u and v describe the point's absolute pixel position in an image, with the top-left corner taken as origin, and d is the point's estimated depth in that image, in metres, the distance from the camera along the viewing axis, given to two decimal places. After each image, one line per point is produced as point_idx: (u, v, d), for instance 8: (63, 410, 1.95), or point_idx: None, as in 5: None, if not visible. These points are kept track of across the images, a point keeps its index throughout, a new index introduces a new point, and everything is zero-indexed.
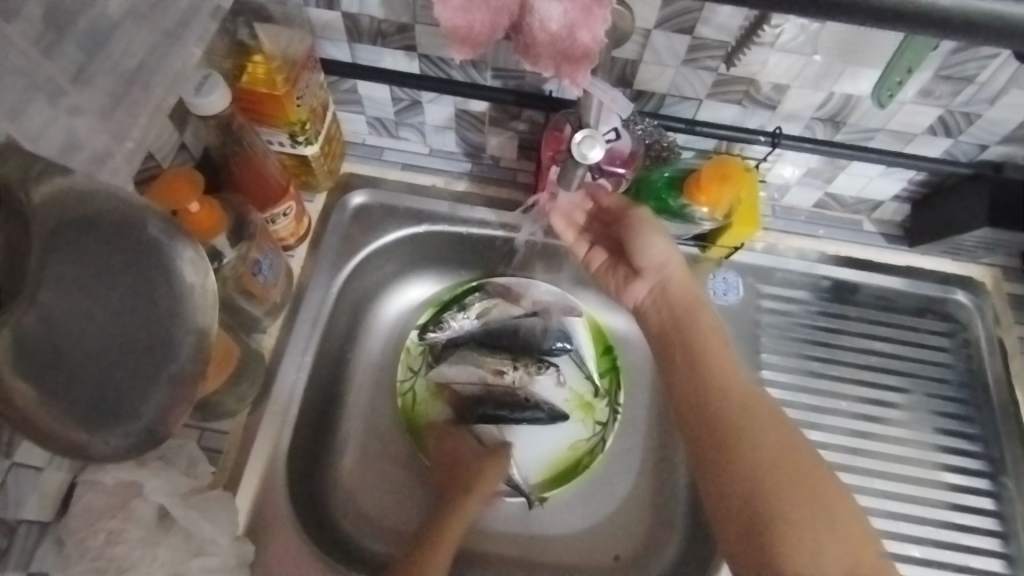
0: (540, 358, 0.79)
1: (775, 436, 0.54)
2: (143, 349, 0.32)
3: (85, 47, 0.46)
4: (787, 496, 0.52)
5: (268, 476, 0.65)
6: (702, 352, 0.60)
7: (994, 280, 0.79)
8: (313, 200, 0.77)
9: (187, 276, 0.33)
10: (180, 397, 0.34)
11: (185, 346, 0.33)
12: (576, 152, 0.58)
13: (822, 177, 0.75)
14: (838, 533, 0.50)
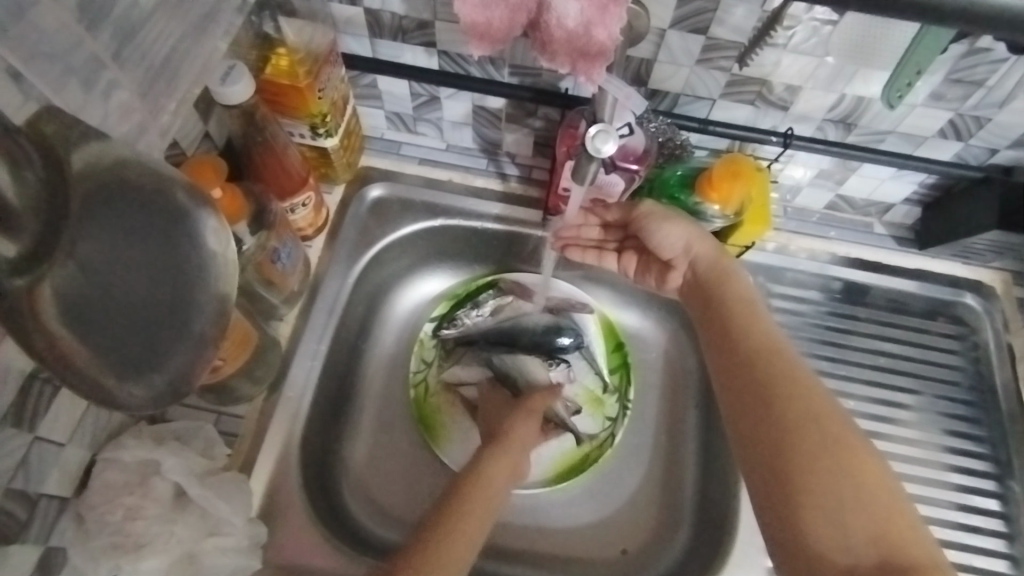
0: (553, 353, 0.80)
1: (818, 407, 0.53)
2: (168, 310, 0.31)
3: (118, 39, 0.48)
4: (817, 465, 0.51)
5: (282, 461, 0.67)
6: (738, 325, 0.60)
7: (1003, 284, 0.79)
8: (332, 192, 0.79)
9: (209, 242, 0.31)
10: (200, 359, 0.32)
11: (206, 309, 0.31)
12: (589, 146, 0.58)
13: (834, 179, 0.75)
14: (868, 503, 0.49)
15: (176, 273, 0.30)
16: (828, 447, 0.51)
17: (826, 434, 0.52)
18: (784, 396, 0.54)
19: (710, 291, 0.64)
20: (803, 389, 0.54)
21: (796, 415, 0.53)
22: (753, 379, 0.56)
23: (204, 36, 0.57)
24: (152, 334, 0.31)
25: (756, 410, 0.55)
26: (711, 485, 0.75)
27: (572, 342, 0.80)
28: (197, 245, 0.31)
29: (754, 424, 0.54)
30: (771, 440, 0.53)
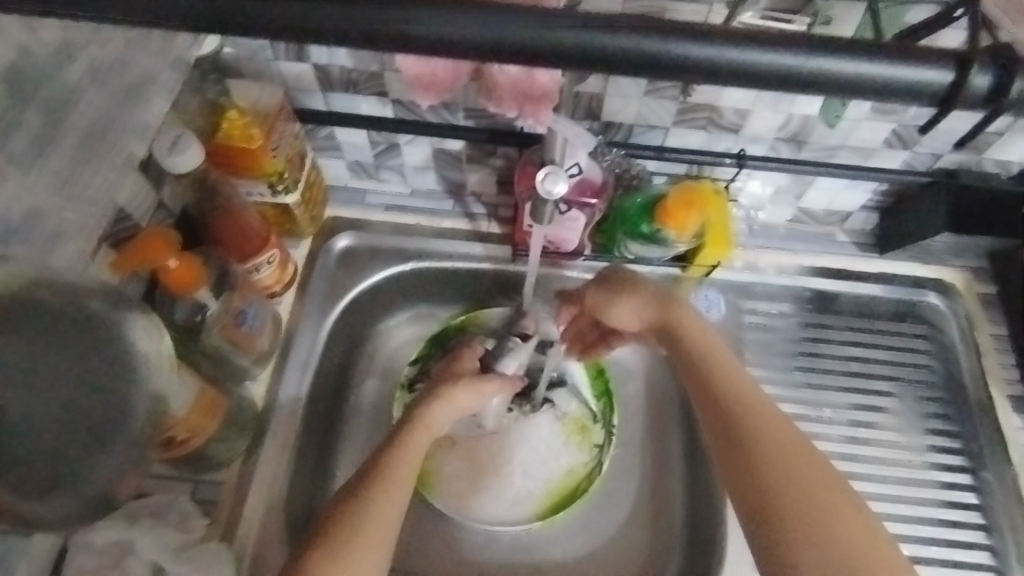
0: (534, 395, 0.80)
1: (796, 448, 0.57)
2: (102, 419, 0.42)
3: (47, 115, 0.52)
4: (807, 507, 0.54)
5: (265, 524, 0.66)
6: (712, 372, 0.62)
7: (965, 282, 0.81)
8: (298, 247, 0.78)
9: (142, 339, 0.45)
10: (130, 454, 0.43)
11: (138, 409, 0.43)
12: (541, 189, 0.60)
13: (792, 195, 0.77)
14: (856, 541, 0.53)
15: (117, 386, 0.43)
16: (810, 490, 0.55)
17: (806, 476, 0.55)
18: (764, 438, 0.57)
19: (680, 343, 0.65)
20: (777, 430, 0.58)
21: (778, 458, 0.56)
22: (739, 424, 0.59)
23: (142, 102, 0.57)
24: (65, 443, 0.41)
25: (741, 454, 0.57)
26: (700, 508, 0.75)
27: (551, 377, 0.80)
28: (128, 348, 0.44)
29: (746, 469, 0.57)
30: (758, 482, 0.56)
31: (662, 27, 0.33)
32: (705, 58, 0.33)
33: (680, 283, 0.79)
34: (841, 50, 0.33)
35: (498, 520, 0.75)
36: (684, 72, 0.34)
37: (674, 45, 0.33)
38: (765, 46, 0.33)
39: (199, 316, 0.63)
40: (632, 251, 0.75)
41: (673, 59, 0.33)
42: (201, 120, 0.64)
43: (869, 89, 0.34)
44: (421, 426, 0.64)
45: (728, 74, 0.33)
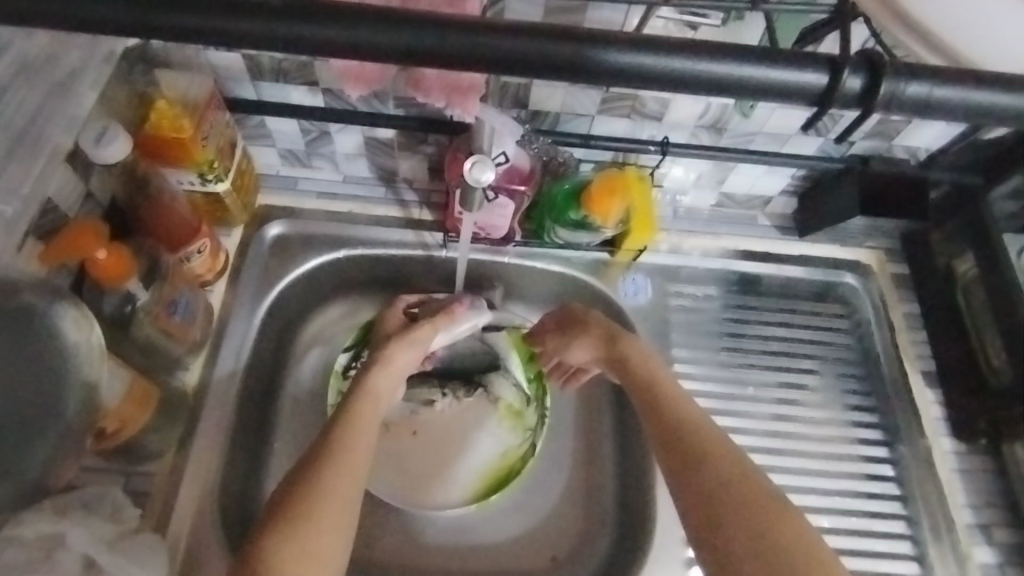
0: (469, 380, 0.83)
1: (702, 427, 0.63)
2: (43, 401, 0.48)
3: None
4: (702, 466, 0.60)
5: (201, 513, 0.66)
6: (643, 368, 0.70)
7: (879, 261, 0.85)
8: (230, 235, 0.78)
9: (72, 333, 0.50)
10: (66, 439, 0.49)
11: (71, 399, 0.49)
12: (469, 177, 0.61)
13: (714, 179, 0.80)
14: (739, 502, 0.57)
15: (54, 374, 0.48)
16: (733, 471, 0.59)
17: (729, 463, 0.60)
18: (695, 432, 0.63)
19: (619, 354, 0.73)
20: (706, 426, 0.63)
21: (704, 445, 0.61)
22: (670, 427, 0.64)
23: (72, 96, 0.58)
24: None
25: (674, 445, 0.63)
26: (631, 486, 0.78)
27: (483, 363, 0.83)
28: (57, 341, 0.49)
29: (664, 434, 0.64)
30: (694, 467, 0.61)
31: (535, 30, 0.40)
32: (574, 57, 0.40)
33: (609, 269, 0.82)
34: (696, 51, 0.41)
35: (436, 503, 0.77)
36: (558, 68, 0.40)
37: (553, 46, 0.40)
38: (637, 50, 0.40)
39: (129, 306, 0.62)
40: (560, 236, 0.77)
41: (539, 54, 0.40)
42: (128, 113, 0.65)
43: (762, 89, 0.41)
44: (368, 398, 0.67)
45: (591, 69, 0.40)
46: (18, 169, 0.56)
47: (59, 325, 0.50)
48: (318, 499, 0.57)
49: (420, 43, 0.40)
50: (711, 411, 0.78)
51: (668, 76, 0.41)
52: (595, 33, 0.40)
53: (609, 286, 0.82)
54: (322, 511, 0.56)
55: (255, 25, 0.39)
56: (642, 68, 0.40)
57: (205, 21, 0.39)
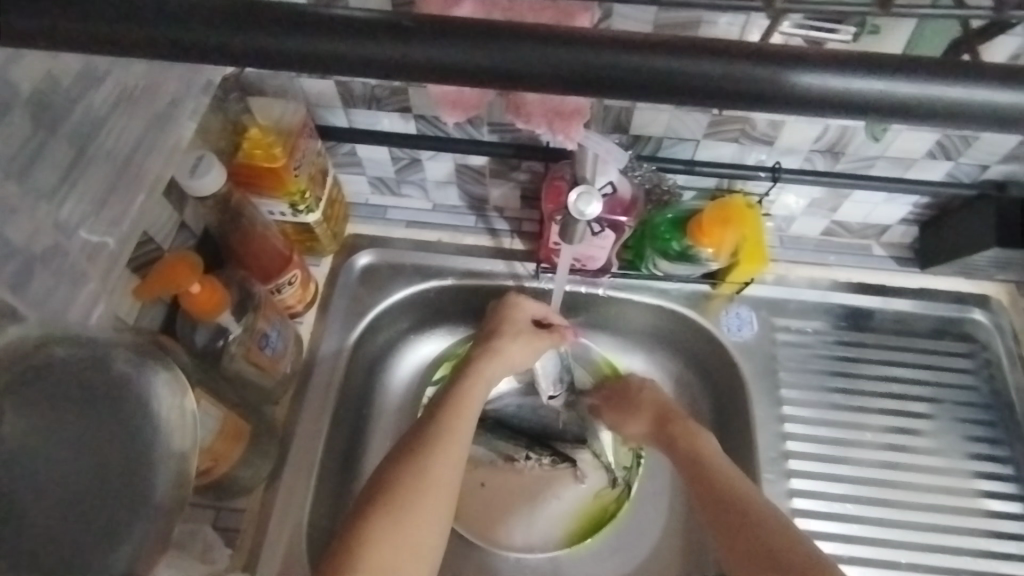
0: (555, 449, 0.77)
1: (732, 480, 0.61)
2: (128, 475, 0.38)
3: (76, 142, 0.49)
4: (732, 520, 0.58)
5: (289, 552, 0.64)
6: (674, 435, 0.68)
7: (1010, 296, 0.77)
8: (319, 264, 0.77)
9: (164, 397, 0.41)
10: (165, 526, 0.38)
11: (164, 472, 0.39)
12: (573, 209, 0.59)
13: (826, 207, 0.74)
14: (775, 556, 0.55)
15: (136, 449, 0.39)
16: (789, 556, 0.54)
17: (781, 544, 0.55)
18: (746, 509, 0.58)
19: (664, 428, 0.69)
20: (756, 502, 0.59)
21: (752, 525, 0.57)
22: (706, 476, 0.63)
23: (172, 126, 0.57)
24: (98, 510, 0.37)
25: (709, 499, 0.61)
26: None
27: (572, 432, 0.78)
28: (148, 409, 0.40)
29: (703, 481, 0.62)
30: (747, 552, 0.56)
31: (722, 50, 0.30)
32: (770, 84, 0.30)
33: (710, 302, 0.77)
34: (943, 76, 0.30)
35: (522, 543, 0.73)
36: (751, 97, 0.31)
37: (745, 74, 0.30)
38: (871, 74, 0.30)
39: (221, 340, 0.62)
40: (660, 267, 0.74)
41: (730, 82, 0.30)
42: (222, 141, 0.64)
43: (1011, 125, 0.31)
44: (464, 398, 0.63)
45: (794, 102, 0.31)
46: (121, 206, 0.53)
47: (149, 392, 0.41)
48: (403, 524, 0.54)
49: (574, 64, 0.31)
50: (825, 457, 0.72)
51: (894, 107, 0.30)
52: (805, 55, 0.30)
53: (712, 320, 0.77)
54: (414, 515, 0.54)
55: (375, 49, 0.31)
56: (840, 100, 0.30)
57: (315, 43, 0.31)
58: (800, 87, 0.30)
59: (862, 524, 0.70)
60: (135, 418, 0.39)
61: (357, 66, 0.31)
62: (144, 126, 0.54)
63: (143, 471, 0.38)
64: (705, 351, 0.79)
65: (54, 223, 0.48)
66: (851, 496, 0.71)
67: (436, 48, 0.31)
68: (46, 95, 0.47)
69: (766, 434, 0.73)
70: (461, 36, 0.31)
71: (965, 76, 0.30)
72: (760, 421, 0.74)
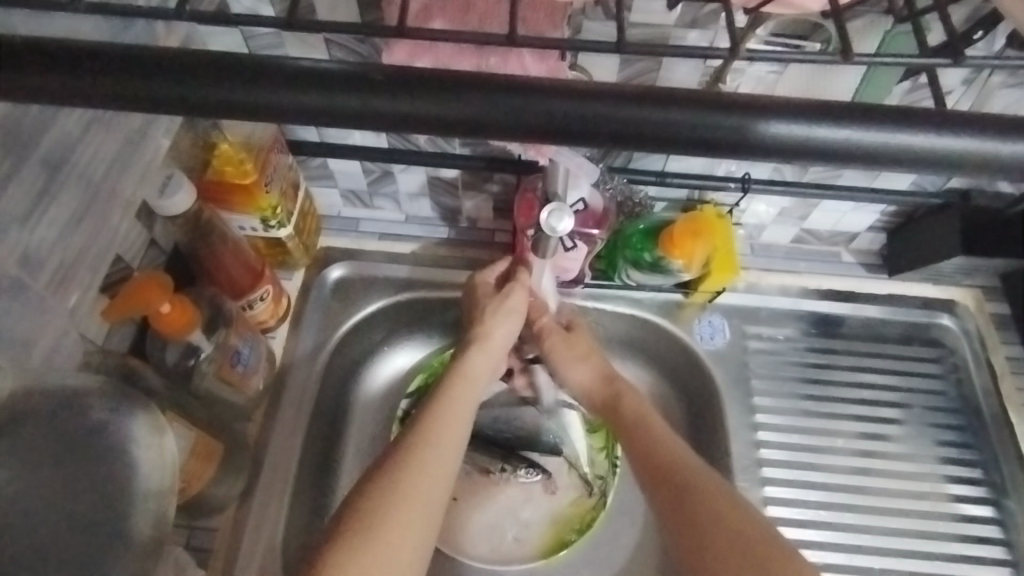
0: (531, 459, 0.77)
1: (676, 449, 0.60)
2: (102, 524, 0.40)
3: (48, 167, 0.48)
4: (677, 488, 0.57)
5: (265, 571, 0.64)
6: (620, 402, 0.67)
7: (976, 301, 0.79)
8: (291, 277, 0.76)
9: (137, 449, 0.42)
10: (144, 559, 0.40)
11: (139, 512, 0.41)
12: (545, 224, 0.60)
13: (796, 215, 0.75)
14: (724, 525, 0.53)
15: (112, 492, 0.40)
16: (743, 546, 0.52)
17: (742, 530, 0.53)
18: (700, 495, 0.55)
19: (608, 394, 0.68)
20: (715, 484, 0.56)
21: (697, 492, 0.56)
22: (647, 445, 0.62)
23: (146, 143, 0.57)
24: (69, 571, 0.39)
25: (652, 464, 0.60)
26: None
27: (548, 445, 0.78)
28: (129, 454, 0.42)
29: (645, 447, 0.61)
30: (688, 520, 0.55)
31: (682, 96, 0.31)
32: (721, 130, 0.30)
33: (683, 310, 0.78)
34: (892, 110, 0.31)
35: (501, 554, 0.73)
36: (712, 144, 0.31)
37: (705, 117, 0.30)
38: (829, 122, 0.31)
39: (191, 359, 0.61)
40: (633, 277, 0.75)
41: (694, 132, 0.31)
42: (192, 158, 0.63)
43: (972, 167, 0.31)
44: (460, 382, 0.64)
45: (750, 147, 0.31)
46: (96, 224, 0.53)
47: (126, 435, 0.43)
48: (385, 525, 0.50)
49: (538, 105, 0.30)
50: (799, 464, 0.73)
51: (864, 155, 0.31)
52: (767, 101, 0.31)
53: (685, 329, 0.78)
54: (394, 521, 0.51)
55: (348, 100, 0.31)
56: (803, 143, 0.31)
57: (288, 95, 0.31)
58: (760, 131, 0.31)
59: (835, 531, 0.71)
60: (108, 466, 0.41)
61: (329, 115, 0.31)
62: (119, 148, 0.54)
63: (115, 510, 0.40)
64: (680, 360, 0.79)
65: (23, 249, 0.48)
66: (824, 502, 0.72)
67: (409, 100, 0.31)
68: (17, 120, 0.46)
69: (740, 442, 0.74)
70: (432, 88, 0.31)
71: (926, 120, 0.31)
72: (734, 429, 0.74)
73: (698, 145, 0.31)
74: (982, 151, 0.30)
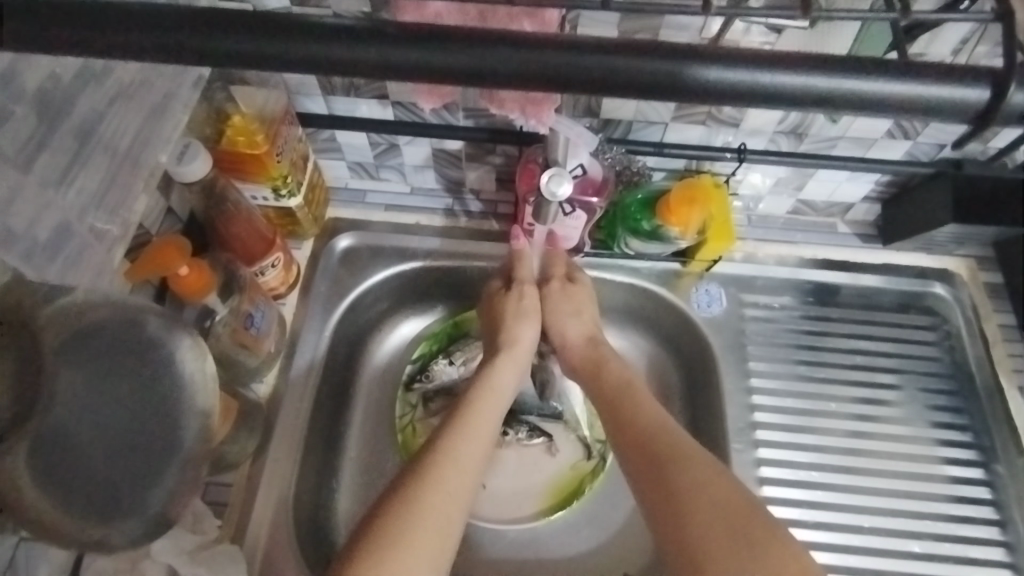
0: (531, 424, 0.79)
1: (651, 410, 0.64)
2: (156, 441, 0.39)
3: (80, 137, 0.51)
4: (652, 443, 0.60)
5: (278, 524, 0.67)
6: (602, 364, 0.71)
7: (969, 270, 0.81)
8: (301, 248, 0.79)
9: (187, 366, 0.41)
10: (187, 477, 0.41)
11: (191, 424, 0.40)
12: (545, 190, 0.63)
13: (792, 186, 0.77)
14: (696, 481, 0.56)
15: (166, 408, 0.40)
16: (715, 510, 0.54)
17: (719, 496, 0.54)
18: (676, 463, 0.58)
19: (593, 357, 0.72)
20: (691, 452, 0.58)
21: (669, 449, 0.59)
22: (624, 403, 0.66)
23: (167, 116, 0.59)
24: (133, 463, 0.39)
25: (625, 422, 0.64)
26: None
27: (548, 410, 0.80)
28: (175, 374, 0.40)
29: (620, 410, 0.65)
30: (659, 474, 0.58)
31: (657, 50, 0.33)
32: (691, 80, 0.33)
33: (680, 279, 0.80)
34: (866, 70, 0.33)
35: (504, 512, 0.76)
36: (676, 92, 0.34)
37: (666, 64, 0.33)
38: (801, 70, 0.33)
39: (207, 321, 0.64)
40: (631, 246, 0.77)
41: (668, 80, 0.33)
42: (206, 128, 0.65)
43: (927, 111, 0.34)
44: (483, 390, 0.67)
45: (723, 94, 0.33)
46: (121, 195, 0.56)
47: (176, 355, 0.40)
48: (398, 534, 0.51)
49: (530, 62, 0.33)
50: (793, 428, 0.76)
51: (835, 99, 0.33)
52: (725, 53, 0.33)
53: (684, 298, 0.80)
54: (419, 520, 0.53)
55: (372, 50, 0.33)
56: (780, 89, 0.33)
57: (296, 45, 0.33)
58: (716, 79, 0.33)
59: (825, 490, 0.73)
60: (166, 380, 0.40)
61: (343, 66, 0.34)
62: (144, 119, 0.57)
63: (169, 417, 0.40)
64: (678, 327, 0.82)
65: (67, 212, 0.51)
66: (816, 464, 0.74)
67: (403, 48, 0.33)
68: (49, 92, 0.48)
69: (735, 406, 0.76)
70: (429, 39, 0.33)
71: (898, 72, 0.33)
72: (728, 392, 0.77)
73: (677, 93, 0.34)
74: (942, 96, 0.33)
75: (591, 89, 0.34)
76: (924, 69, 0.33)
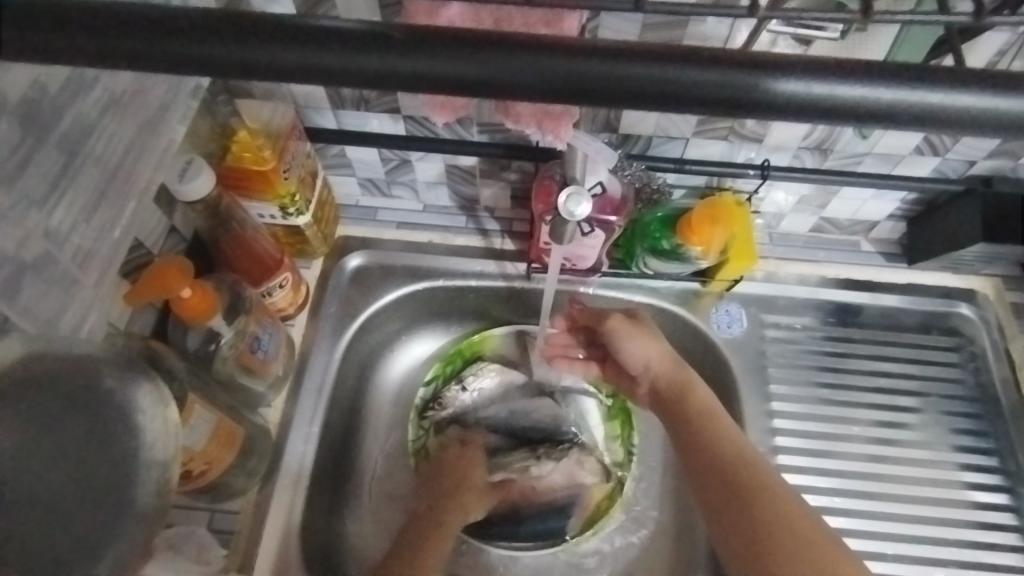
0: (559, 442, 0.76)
1: (739, 444, 0.61)
2: (109, 490, 0.40)
3: (65, 150, 0.49)
4: (737, 480, 0.59)
5: (283, 555, 0.64)
6: (685, 389, 0.67)
7: (995, 289, 0.78)
8: (310, 266, 0.76)
9: (144, 409, 0.42)
10: (148, 529, 0.41)
11: (145, 477, 0.41)
12: (563, 209, 0.60)
13: (815, 204, 0.74)
14: (785, 525, 0.55)
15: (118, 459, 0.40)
16: (805, 555, 0.54)
17: (803, 534, 0.55)
18: (760, 504, 0.57)
19: (674, 382, 0.67)
20: (779, 492, 0.58)
21: (755, 488, 0.58)
22: (707, 433, 0.63)
23: (162, 127, 0.57)
24: (86, 515, 0.40)
25: (707, 457, 0.62)
26: None
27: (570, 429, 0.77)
28: (133, 421, 0.42)
29: (703, 441, 0.63)
30: (741, 515, 0.58)
31: (699, 56, 0.31)
32: (729, 87, 0.31)
33: (700, 299, 0.78)
34: (913, 80, 0.31)
35: (520, 536, 0.73)
36: (714, 102, 0.31)
37: (704, 73, 0.31)
38: (846, 78, 0.31)
39: (212, 344, 0.62)
40: (650, 265, 0.74)
41: (711, 88, 0.31)
42: (211, 145, 0.63)
43: (980, 125, 0.31)
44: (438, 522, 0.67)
45: (765, 104, 0.31)
46: (112, 213, 0.54)
47: (132, 401, 0.42)
48: None
49: (562, 72, 0.31)
50: (814, 452, 0.73)
51: (877, 113, 0.31)
52: (768, 58, 0.31)
53: (702, 317, 0.78)
54: None
55: (367, 61, 0.31)
56: (823, 99, 0.31)
57: (301, 52, 0.31)
58: (765, 89, 0.31)
59: (847, 517, 0.70)
60: (118, 432, 0.41)
61: (344, 77, 0.31)
62: (136, 130, 0.55)
63: (124, 473, 0.40)
64: (696, 348, 0.79)
65: (53, 235, 0.49)
66: (839, 490, 0.71)
67: (425, 61, 0.31)
68: (33, 103, 0.46)
69: (757, 429, 0.73)
70: (442, 45, 0.31)
71: (947, 81, 0.31)
72: (749, 416, 0.74)
73: (717, 104, 0.31)
74: (995, 109, 0.31)
75: (625, 101, 0.32)
76: (976, 79, 0.31)
